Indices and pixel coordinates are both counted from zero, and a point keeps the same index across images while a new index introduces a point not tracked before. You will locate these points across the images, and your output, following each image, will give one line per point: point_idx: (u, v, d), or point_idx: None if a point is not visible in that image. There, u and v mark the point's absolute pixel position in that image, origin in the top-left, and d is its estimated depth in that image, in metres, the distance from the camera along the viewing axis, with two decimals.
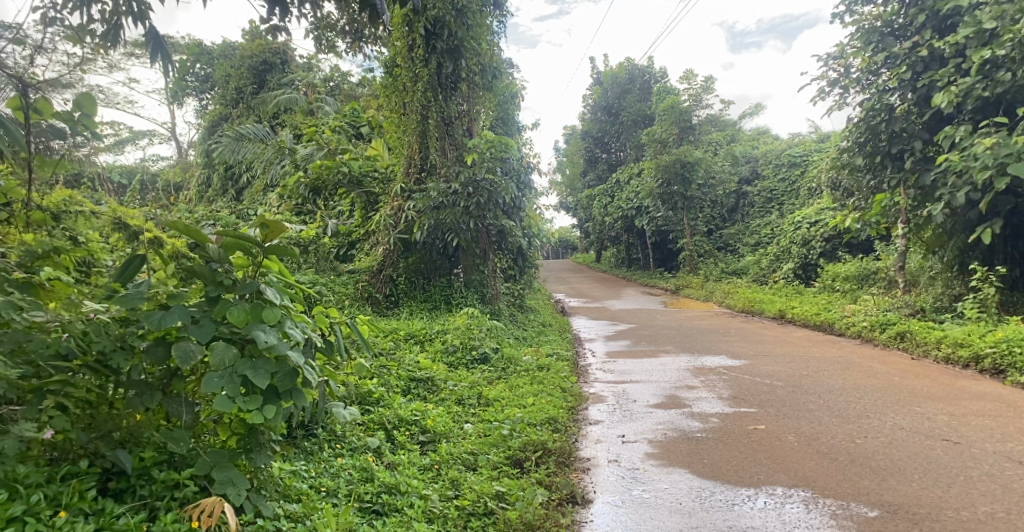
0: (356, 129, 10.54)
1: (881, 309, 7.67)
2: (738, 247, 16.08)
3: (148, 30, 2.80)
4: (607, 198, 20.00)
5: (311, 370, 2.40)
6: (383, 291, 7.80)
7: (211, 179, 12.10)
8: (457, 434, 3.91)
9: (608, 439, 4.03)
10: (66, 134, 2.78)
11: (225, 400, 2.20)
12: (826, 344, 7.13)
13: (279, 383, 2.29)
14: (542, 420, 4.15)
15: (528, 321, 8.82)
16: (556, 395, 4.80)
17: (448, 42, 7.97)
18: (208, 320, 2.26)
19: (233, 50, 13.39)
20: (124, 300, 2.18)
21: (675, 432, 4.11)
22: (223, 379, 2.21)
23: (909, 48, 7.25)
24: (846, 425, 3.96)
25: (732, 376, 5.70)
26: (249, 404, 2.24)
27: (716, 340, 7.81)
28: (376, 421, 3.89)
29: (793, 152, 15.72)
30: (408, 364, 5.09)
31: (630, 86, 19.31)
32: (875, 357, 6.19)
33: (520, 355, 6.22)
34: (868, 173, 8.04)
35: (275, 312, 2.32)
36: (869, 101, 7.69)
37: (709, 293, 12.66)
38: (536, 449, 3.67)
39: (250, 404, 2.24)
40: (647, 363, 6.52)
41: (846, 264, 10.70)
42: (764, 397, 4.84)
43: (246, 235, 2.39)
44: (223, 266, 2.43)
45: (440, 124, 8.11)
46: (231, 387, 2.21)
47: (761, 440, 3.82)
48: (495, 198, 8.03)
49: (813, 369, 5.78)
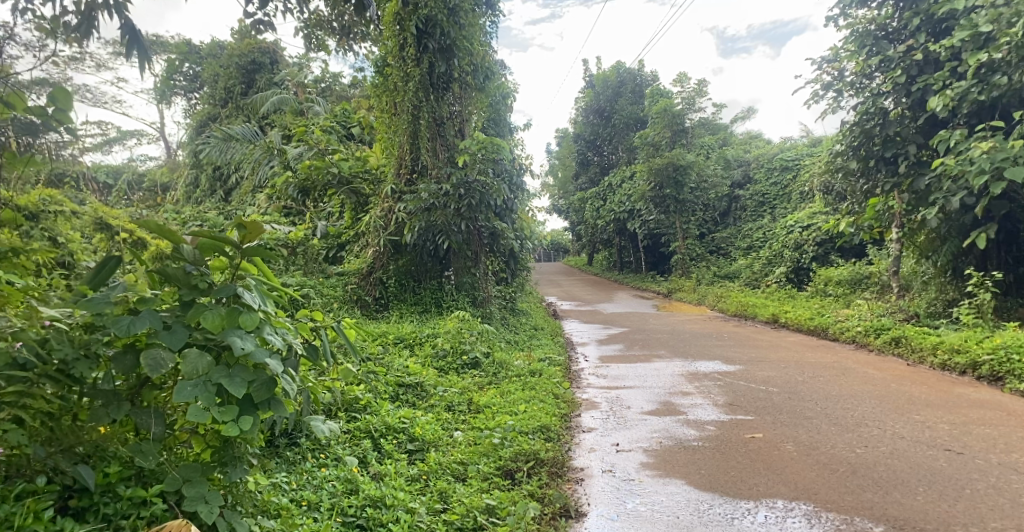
0: (346, 129, 10.39)
1: (875, 314, 7.62)
2: (730, 251, 16.04)
3: (126, 26, 2.85)
4: (599, 201, 19.93)
5: (289, 379, 2.29)
6: (373, 294, 7.69)
7: (199, 180, 11.94)
8: (446, 442, 3.79)
9: (602, 448, 3.92)
10: (38, 129, 2.58)
11: (198, 410, 2.09)
12: (821, 349, 7.06)
13: (255, 393, 2.18)
14: (533, 428, 4.03)
15: (520, 324, 8.72)
16: (549, 402, 4.68)
17: (439, 42, 7.86)
18: (180, 326, 2.15)
19: (222, 50, 13.25)
20: (89, 305, 2.05)
21: (670, 441, 4.01)
22: (197, 388, 2.09)
23: (904, 52, 7.20)
24: (845, 433, 3.88)
25: (727, 381, 5.62)
26: (224, 415, 2.13)
27: (709, 344, 7.74)
28: (362, 429, 3.77)
29: (785, 155, 15.72)
30: (397, 369, 4.97)
31: (622, 89, 19.38)
32: (871, 362, 6.12)
33: (512, 359, 6.10)
34: (862, 177, 7.99)
35: (253, 317, 2.21)
36: (863, 105, 7.64)
37: (702, 296, 12.60)
38: (528, 460, 3.55)
39: (225, 415, 2.12)
40: (640, 368, 6.43)
41: (839, 268, 10.67)
42: (759, 404, 4.75)
43: (222, 235, 2.29)
44: (199, 268, 2.30)
45: (431, 125, 8.00)
46: (205, 397, 2.09)
47: (757, 449, 3.73)
48: (487, 200, 7.92)
49: (808, 374, 5.71)
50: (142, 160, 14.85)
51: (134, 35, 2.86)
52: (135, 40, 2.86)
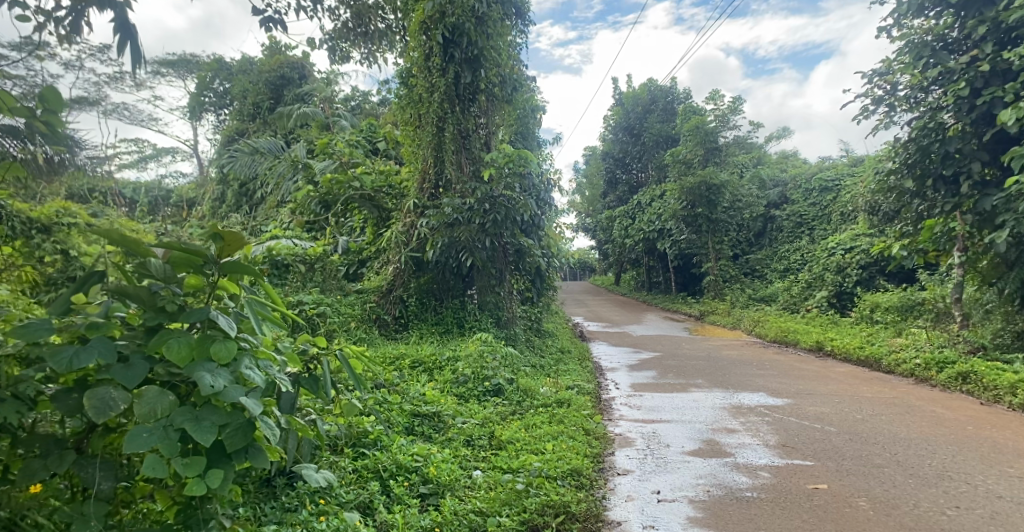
0: (372, 144, 10.09)
1: (934, 346, 7.03)
2: (766, 273, 15.38)
3: (118, 20, 2.57)
4: (627, 220, 19.36)
5: (271, 423, 1.87)
6: (393, 313, 7.35)
7: (225, 195, 11.77)
8: (464, 486, 3.35)
9: (640, 496, 3.44)
10: (22, 131, 2.33)
11: (156, 462, 1.68)
12: (876, 382, 6.48)
13: (228, 441, 1.76)
14: (563, 472, 3.55)
15: (546, 346, 8.25)
16: (579, 439, 4.20)
17: (466, 51, 7.53)
18: (140, 358, 1.76)
19: (251, 65, 13.12)
20: (25, 333, 1.70)
21: (720, 490, 3.50)
22: (154, 435, 1.68)
23: (967, 63, 6.64)
24: (930, 489, 3.38)
25: (775, 417, 5.09)
26: (189, 470, 1.71)
27: (750, 373, 7.19)
28: (370, 469, 3.35)
29: (824, 176, 15.15)
30: (412, 397, 4.54)
31: (653, 107, 18.96)
32: (937, 400, 5.55)
33: (538, 386, 5.63)
34: (918, 196, 7.42)
35: (228, 347, 1.82)
36: (919, 120, 7.09)
37: (738, 320, 12.01)
38: (557, 513, 3.09)
39: (190, 469, 1.71)
40: (678, 399, 5.89)
41: (887, 294, 10.03)
42: (818, 446, 4.23)
43: (198, 247, 1.93)
44: (168, 287, 1.93)
45: (457, 137, 7.64)
46: (165, 446, 1.67)
47: (824, 505, 3.24)
48: (514, 215, 7.51)
49: (867, 411, 5.14)
50: (166, 176, 14.79)
51: (127, 26, 2.58)
52: (128, 32, 2.59)
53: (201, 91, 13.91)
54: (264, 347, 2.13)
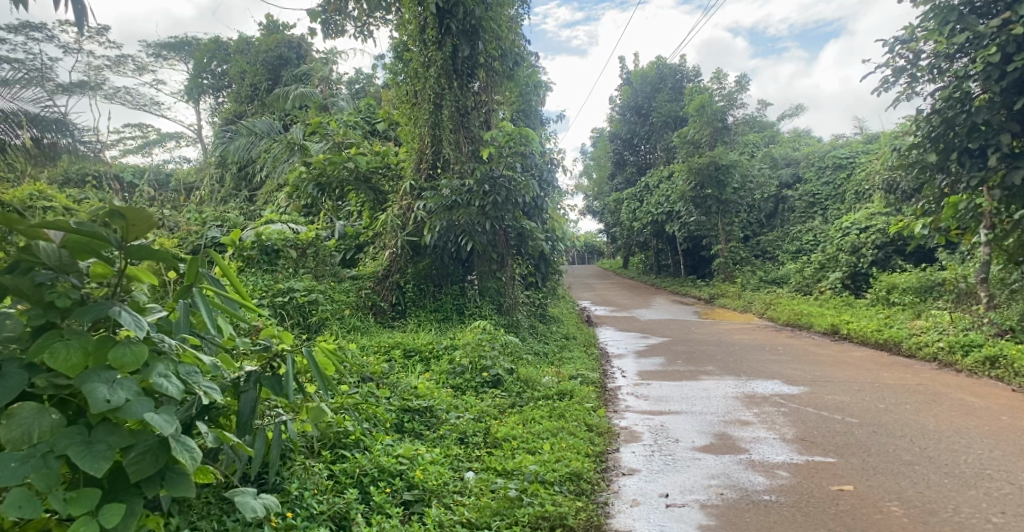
0: (370, 124, 9.73)
1: (959, 329, 6.64)
2: (777, 254, 14.93)
3: None
4: (635, 202, 18.89)
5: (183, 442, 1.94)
6: (389, 300, 7.04)
7: (222, 179, 11.37)
8: (452, 491, 3.05)
9: (647, 501, 3.12)
10: None
11: (24, 499, 1.69)
12: (897, 367, 6.12)
13: (135, 464, 1.83)
14: (561, 477, 3.23)
15: (551, 332, 7.90)
16: (580, 437, 3.87)
17: (463, 23, 7.13)
18: (17, 369, 1.82)
19: (248, 45, 12.74)
20: None
21: (734, 492, 3.17)
22: (29, 464, 1.72)
23: (998, 27, 6.16)
24: (967, 492, 3.05)
25: (792, 407, 4.74)
26: (73, 506, 1.74)
27: (764, 359, 6.85)
28: (350, 475, 3.03)
29: (838, 152, 14.66)
30: (402, 390, 4.22)
31: (662, 85, 18.46)
32: (963, 387, 5.20)
33: (540, 376, 5.31)
34: (941, 171, 7.01)
35: (129, 355, 1.87)
36: (946, 89, 6.62)
37: (748, 303, 11.65)
38: (551, 527, 2.80)
39: (73, 505, 1.74)
40: (687, 388, 5.55)
41: (905, 274, 9.62)
42: (839, 441, 3.89)
43: (96, 226, 1.96)
44: (59, 279, 1.96)
45: (455, 115, 7.27)
46: (41, 476, 1.72)
47: (851, 511, 2.91)
48: (514, 196, 7.13)
49: (890, 400, 4.79)
50: (163, 161, 14.38)
51: None
52: None
53: (198, 72, 13.48)
54: (184, 355, 2.15)
